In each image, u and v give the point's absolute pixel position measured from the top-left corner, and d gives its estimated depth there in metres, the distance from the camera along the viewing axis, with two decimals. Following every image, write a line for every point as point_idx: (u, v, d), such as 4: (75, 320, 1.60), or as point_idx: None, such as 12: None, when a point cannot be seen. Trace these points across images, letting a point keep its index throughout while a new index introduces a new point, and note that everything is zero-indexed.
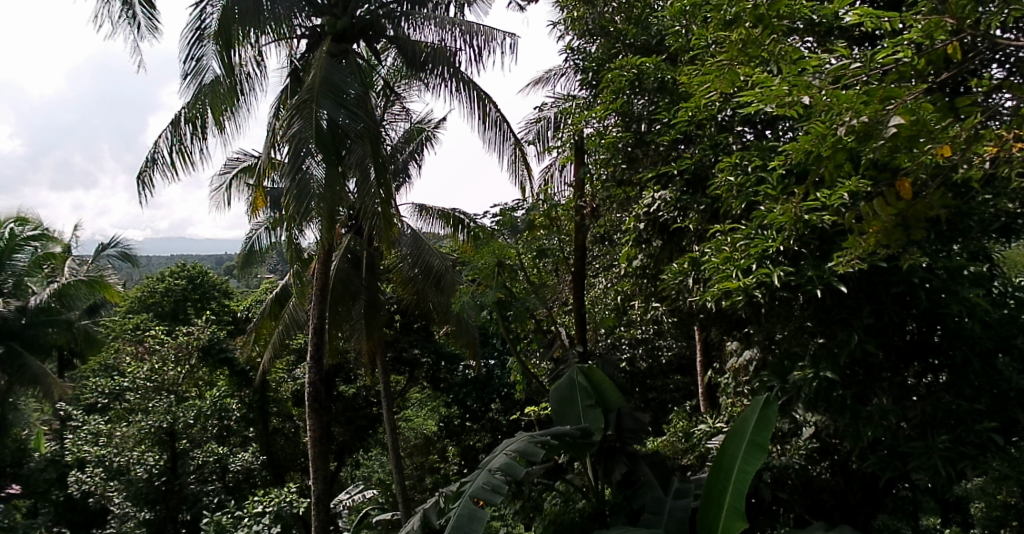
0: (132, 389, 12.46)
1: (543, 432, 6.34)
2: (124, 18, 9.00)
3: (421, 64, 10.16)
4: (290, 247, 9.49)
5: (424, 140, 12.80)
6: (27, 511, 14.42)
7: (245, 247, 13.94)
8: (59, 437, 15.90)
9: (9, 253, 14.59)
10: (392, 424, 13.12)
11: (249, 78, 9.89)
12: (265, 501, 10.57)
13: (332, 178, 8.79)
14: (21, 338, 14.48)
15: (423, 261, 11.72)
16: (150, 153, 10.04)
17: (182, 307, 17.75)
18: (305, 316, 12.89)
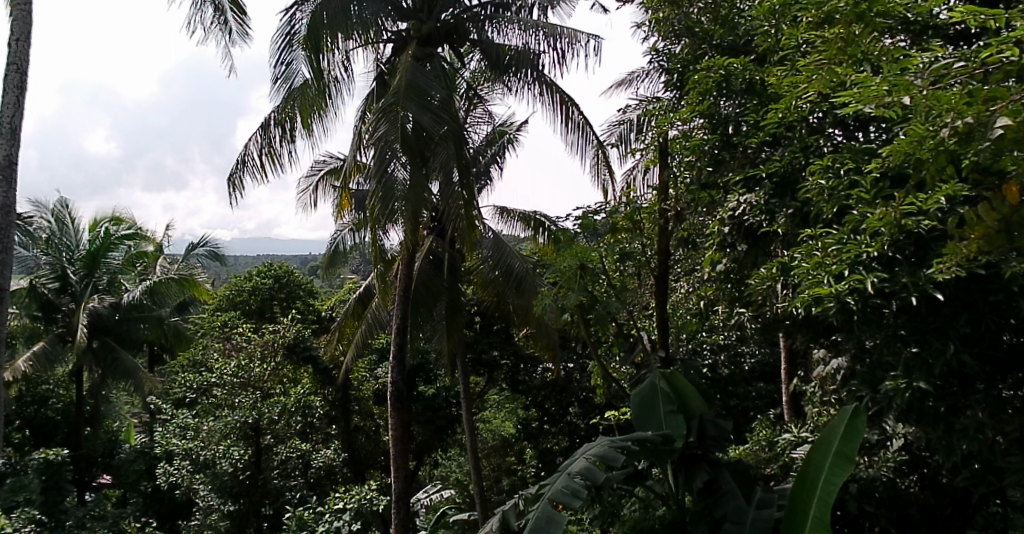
0: (219, 385, 13.01)
1: (622, 437, 6.31)
2: (216, 23, 9.42)
3: (505, 66, 10.24)
4: (375, 247, 9.72)
5: (505, 143, 12.92)
6: (118, 500, 15.15)
7: (330, 247, 14.36)
8: (147, 430, 17.00)
9: (103, 252, 15.22)
10: (470, 425, 13.11)
11: (337, 82, 10.19)
12: (345, 498, 10.82)
13: (417, 180, 8.98)
14: (114, 333, 15.40)
15: (504, 264, 11.81)
16: (240, 155, 10.46)
17: (269, 306, 18.38)
18: (387, 316, 13.12)
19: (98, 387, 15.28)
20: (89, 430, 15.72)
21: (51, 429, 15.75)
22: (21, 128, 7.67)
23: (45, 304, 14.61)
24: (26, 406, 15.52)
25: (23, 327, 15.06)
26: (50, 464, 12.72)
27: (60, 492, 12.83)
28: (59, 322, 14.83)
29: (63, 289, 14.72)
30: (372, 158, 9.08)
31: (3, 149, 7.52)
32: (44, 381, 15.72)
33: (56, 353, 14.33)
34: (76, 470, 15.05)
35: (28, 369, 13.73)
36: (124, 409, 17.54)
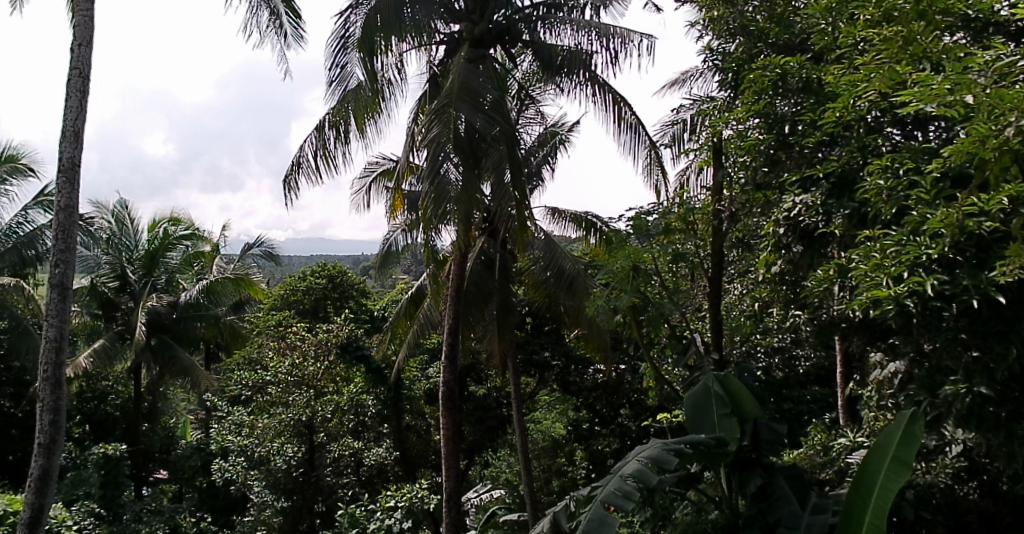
0: (273, 383, 13.37)
1: (676, 439, 6.28)
2: (273, 27, 9.67)
3: (557, 67, 10.28)
4: (427, 248, 9.86)
5: (557, 144, 12.94)
6: (175, 494, 15.61)
7: (383, 248, 14.58)
8: (203, 427, 17.40)
9: (163, 252, 15.76)
10: (521, 426, 13.13)
11: (389, 84, 10.33)
12: (397, 496, 11.00)
13: (470, 182, 9.07)
14: (172, 331, 15.80)
15: (555, 264, 11.83)
16: (296, 157, 10.70)
17: (322, 305, 18.73)
18: (438, 316, 13.23)
19: (156, 384, 15.90)
20: (148, 425, 16.37)
21: (110, 424, 16.43)
22: (84, 132, 8.01)
23: (104, 302, 15.24)
24: (87, 401, 16.01)
25: (84, 325, 15.73)
26: (109, 458, 13.27)
27: (118, 486, 13.37)
28: (118, 321, 15.41)
29: (121, 288, 15.34)
30: (425, 160, 9.18)
31: (67, 151, 7.86)
32: (103, 378, 16.16)
33: (115, 349, 14.80)
34: (134, 466, 15.56)
35: (88, 365, 14.13)
36: (179, 407, 18.06)
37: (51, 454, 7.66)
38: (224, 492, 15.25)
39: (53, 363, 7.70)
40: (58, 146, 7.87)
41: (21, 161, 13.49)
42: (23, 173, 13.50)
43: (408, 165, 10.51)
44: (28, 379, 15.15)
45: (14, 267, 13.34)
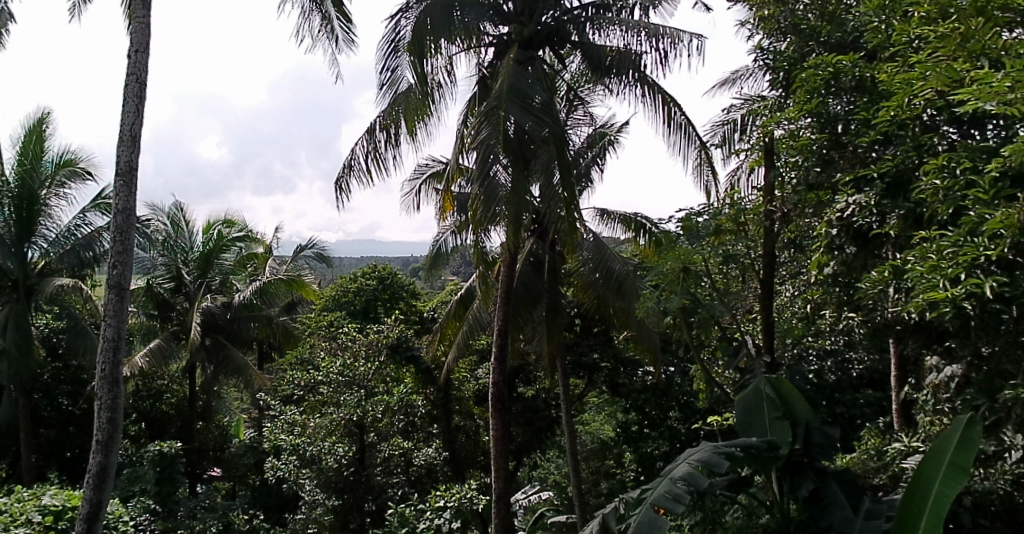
0: (326, 382, 13.66)
1: (727, 443, 6.25)
2: (324, 32, 9.88)
3: (606, 68, 10.28)
4: (477, 249, 9.95)
5: (606, 145, 12.91)
6: (228, 492, 15.91)
7: (433, 249, 14.73)
8: (256, 426, 17.78)
9: (217, 253, 16.11)
10: (570, 427, 13.12)
11: (439, 86, 10.45)
12: (447, 496, 11.11)
13: (520, 183, 9.16)
14: (226, 331, 16.21)
15: (604, 266, 11.81)
16: (347, 159, 10.89)
17: (372, 306, 19.04)
18: (488, 317, 13.31)
19: (209, 383, 16.23)
20: (202, 424, 16.84)
21: (165, 422, 16.94)
22: (140, 136, 8.28)
23: (160, 302, 15.68)
24: (143, 400, 16.60)
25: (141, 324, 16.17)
26: (164, 456, 13.37)
27: (174, 483, 13.56)
28: (173, 321, 15.90)
29: (177, 289, 15.85)
30: (475, 162, 9.31)
31: (125, 155, 8.14)
32: (159, 377, 16.73)
33: (170, 349, 15.05)
34: (189, 463, 15.99)
35: (145, 365, 14.44)
36: (230, 406, 18.55)
37: (108, 452, 7.93)
38: (274, 489, 15.43)
39: (111, 362, 7.96)
40: (116, 150, 8.16)
41: (80, 165, 13.95)
42: (81, 176, 13.96)
43: (457, 167, 10.62)
44: (85, 377, 15.64)
45: (73, 268, 13.85)
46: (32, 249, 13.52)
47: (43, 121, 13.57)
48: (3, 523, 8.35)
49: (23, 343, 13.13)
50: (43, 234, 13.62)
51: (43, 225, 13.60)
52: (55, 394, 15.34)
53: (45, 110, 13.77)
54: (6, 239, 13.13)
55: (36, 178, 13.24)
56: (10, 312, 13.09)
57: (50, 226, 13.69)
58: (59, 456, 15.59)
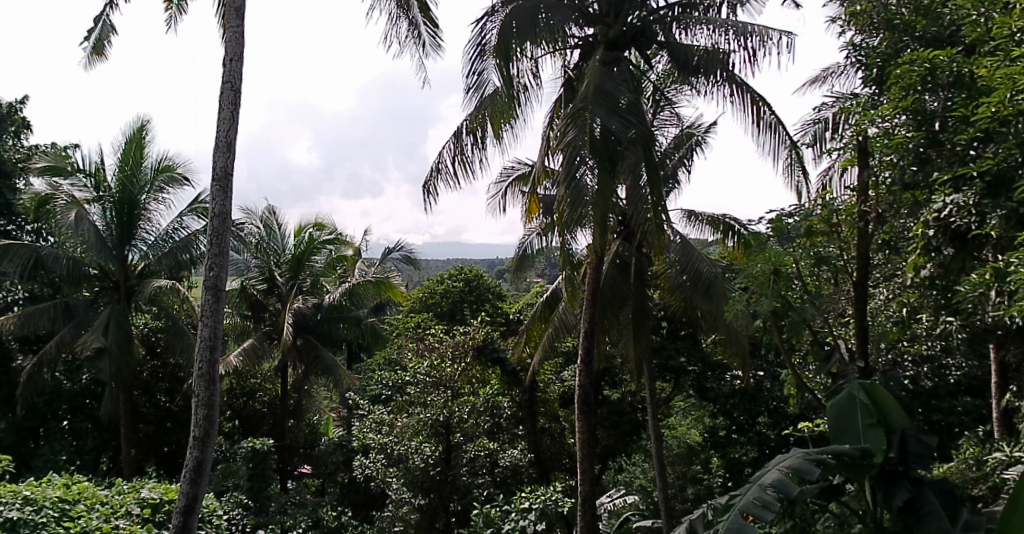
0: (413, 382, 14.01)
1: (819, 450, 6.14)
2: (412, 38, 10.15)
3: (694, 68, 10.19)
4: (563, 251, 10.06)
5: (693, 145, 12.77)
6: (318, 488, 16.48)
7: (518, 251, 14.88)
8: (345, 425, 18.35)
9: (308, 255, 16.79)
10: (656, 432, 13.01)
11: (525, 89, 10.59)
12: (532, 498, 11.20)
13: (607, 185, 9.17)
14: (317, 331, 16.79)
15: (692, 268, 11.68)
16: (434, 163, 11.16)
17: (459, 308, 19.36)
18: (573, 319, 13.28)
19: (301, 382, 16.84)
20: (293, 421, 17.51)
21: (259, 419, 17.72)
22: (235, 142, 8.72)
23: (254, 303, 16.42)
24: (237, 398, 17.47)
25: (235, 326, 16.89)
26: (257, 452, 14.02)
27: (266, 479, 14.21)
28: (265, 321, 16.43)
29: (270, 290, 16.56)
30: (561, 164, 9.38)
31: (220, 161, 8.60)
32: (251, 376, 17.48)
33: (263, 349, 15.70)
34: (281, 459, 16.62)
35: (239, 363, 15.08)
36: (322, 403, 19.21)
37: (204, 447, 8.33)
38: (364, 487, 15.90)
39: (208, 361, 8.40)
40: (213, 156, 8.63)
41: (177, 170, 14.69)
42: (178, 181, 14.72)
43: (543, 169, 10.72)
44: (181, 376, 16.49)
45: (172, 269, 14.68)
46: (133, 251, 14.48)
47: (143, 129, 14.43)
48: (105, 514, 9.01)
49: (124, 342, 13.95)
50: (143, 237, 14.52)
51: (143, 229, 14.51)
52: (153, 391, 16.31)
53: (146, 119, 14.64)
54: (109, 242, 14.15)
55: (134, 183, 14.14)
56: (112, 312, 13.93)
57: (149, 229, 14.56)
58: (157, 451, 16.56)
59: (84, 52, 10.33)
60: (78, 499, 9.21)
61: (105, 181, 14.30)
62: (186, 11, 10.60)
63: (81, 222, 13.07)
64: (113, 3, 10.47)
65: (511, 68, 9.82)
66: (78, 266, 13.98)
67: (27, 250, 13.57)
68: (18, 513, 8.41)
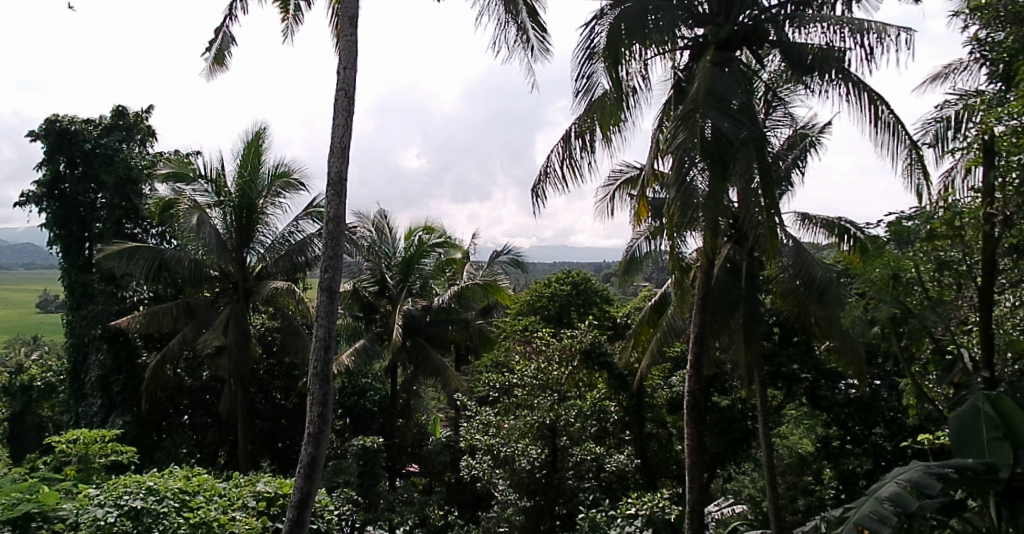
0: (520, 385, 14.27)
1: (940, 463, 5.86)
2: (522, 43, 10.28)
3: (808, 67, 9.88)
4: (672, 256, 9.92)
5: (807, 146, 12.36)
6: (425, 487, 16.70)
7: (625, 254, 14.78)
8: (452, 425, 18.72)
9: (417, 258, 17.22)
10: (767, 440, 12.63)
11: (634, 91, 10.53)
12: (638, 504, 11.12)
13: (718, 188, 9.03)
14: (426, 333, 17.16)
15: (805, 273, 11.30)
16: (543, 167, 11.26)
17: (566, 311, 19.46)
18: (682, 323, 13.06)
19: (410, 382, 17.30)
20: (402, 421, 17.95)
21: (370, 418, 18.36)
22: (348, 148, 9.09)
23: (365, 305, 17.12)
24: (349, 396, 18.15)
25: (347, 326, 17.53)
26: (367, 450, 14.53)
27: (376, 477, 14.64)
28: (377, 322, 17.14)
29: (381, 292, 17.12)
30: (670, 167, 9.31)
31: (335, 166, 8.96)
32: (363, 376, 18.17)
33: (373, 350, 16.26)
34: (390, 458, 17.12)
35: (351, 363, 15.67)
36: (430, 404, 19.74)
37: (318, 443, 8.71)
38: (470, 488, 16.02)
39: (321, 360, 8.78)
40: (328, 161, 9.00)
41: (293, 176, 15.46)
42: (294, 187, 15.47)
43: (653, 171, 10.65)
44: (295, 374, 17.25)
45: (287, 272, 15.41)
46: (251, 253, 15.22)
47: (262, 136, 15.22)
48: (222, 506, 9.53)
49: (243, 341, 14.77)
50: (262, 240, 15.30)
51: (260, 232, 15.27)
52: (269, 388, 17.16)
53: (264, 126, 15.46)
54: (229, 245, 14.97)
55: (253, 189, 14.95)
56: (232, 311, 14.77)
57: (267, 233, 15.32)
58: (272, 447, 17.40)
59: (206, 61, 11.02)
60: (199, 491, 9.84)
61: (225, 187, 15.23)
62: (301, 21, 11.13)
63: (202, 226, 13.93)
64: (233, 15, 11.12)
65: (620, 71, 9.80)
66: (198, 268, 14.86)
67: (152, 252, 14.56)
68: (142, 503, 9.17)
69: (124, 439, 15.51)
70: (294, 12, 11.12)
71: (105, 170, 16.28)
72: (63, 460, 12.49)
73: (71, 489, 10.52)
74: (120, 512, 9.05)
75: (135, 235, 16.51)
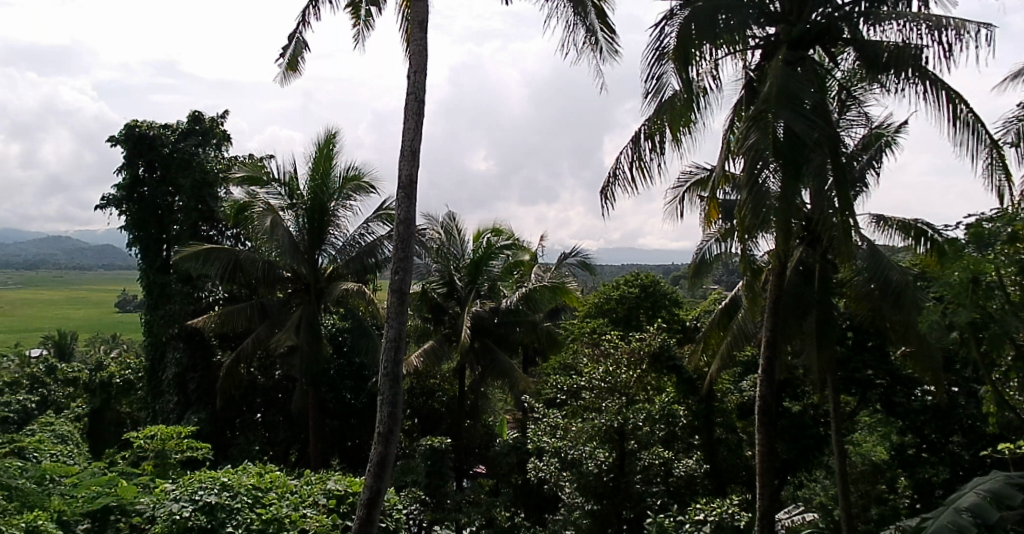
0: (588, 388, 14.19)
1: (1020, 474, 6.06)
2: (591, 45, 10.20)
3: (883, 65, 9.52)
4: (743, 258, 9.67)
5: (883, 146, 11.91)
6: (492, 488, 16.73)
7: (696, 257, 14.49)
8: (519, 427, 18.68)
9: (486, 260, 17.28)
10: (839, 447, 12.19)
11: (705, 92, 10.34)
12: (707, 509, 10.91)
13: (791, 190, 8.78)
14: (494, 334, 17.19)
15: (880, 276, 10.84)
16: (612, 169, 11.16)
17: (635, 314, 19.28)
18: (753, 328, 12.78)
19: (478, 384, 17.36)
20: (471, 421, 18.09)
21: (438, 418, 18.50)
22: (419, 151, 9.17)
23: (435, 306, 17.22)
24: (418, 397, 18.34)
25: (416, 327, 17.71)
26: (435, 450, 14.65)
27: (443, 477, 14.73)
28: (445, 323, 17.28)
29: (450, 294, 17.22)
30: (741, 168, 9.08)
31: (406, 169, 9.05)
32: (432, 377, 18.36)
33: (442, 350, 16.36)
34: (457, 458, 17.23)
35: (420, 363, 15.83)
36: (498, 405, 19.95)
37: (387, 443, 8.80)
38: (538, 490, 16.25)
39: (392, 361, 8.86)
40: (398, 165, 9.10)
41: (364, 179, 15.72)
42: (365, 190, 15.73)
43: (724, 173, 10.41)
44: (365, 374, 17.43)
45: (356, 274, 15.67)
46: (323, 255, 15.51)
47: (334, 141, 15.56)
48: (294, 502, 9.73)
49: (314, 341, 15.08)
50: (333, 243, 15.56)
51: (332, 234, 15.55)
52: (340, 388, 17.37)
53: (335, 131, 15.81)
54: (301, 247, 15.30)
55: (325, 192, 15.32)
56: (304, 312, 15.11)
57: (338, 235, 15.58)
58: (342, 446, 17.69)
59: (280, 67, 11.29)
60: (271, 487, 10.06)
61: (297, 189, 15.54)
62: (372, 27, 11.31)
63: (276, 228, 14.29)
64: (306, 21, 11.36)
65: (690, 71, 9.64)
66: (271, 269, 15.24)
67: (227, 254, 15.00)
68: (216, 498, 9.33)
69: (199, 435, 16.01)
70: (365, 18, 11.30)
71: (182, 174, 16.81)
72: (141, 455, 13.00)
73: (149, 484, 10.84)
74: (195, 507, 9.24)
75: (212, 237, 17.06)
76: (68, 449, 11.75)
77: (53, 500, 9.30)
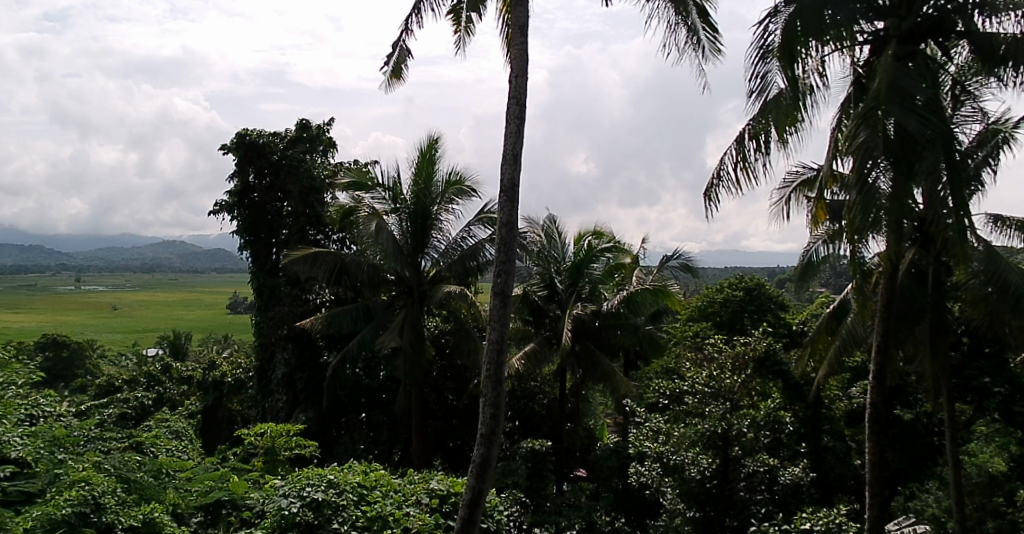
0: (692, 392, 13.88)
1: None
2: (692, 44, 9.89)
3: (1000, 58, 8.89)
4: (852, 261, 9.14)
5: (1001, 142, 11.07)
6: (593, 492, 16.50)
7: (803, 259, 13.84)
8: (620, 431, 18.37)
9: (587, 263, 17.12)
10: (954, 458, 11.37)
11: (812, 90, 9.85)
12: (813, 518, 10.38)
13: (904, 189, 8.25)
14: (594, 337, 16.99)
15: (999, 278, 10.02)
16: (716, 170, 10.79)
17: (739, 318, 18.59)
18: (863, 332, 12.09)
19: (579, 388, 17.20)
20: (572, 425, 17.92)
21: (538, 421, 18.35)
22: (520, 154, 9.10)
23: (536, 309, 17.15)
24: (519, 399, 18.46)
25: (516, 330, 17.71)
26: (535, 453, 14.54)
27: (543, 479, 14.65)
28: (546, 326, 17.20)
29: (551, 297, 17.13)
30: (849, 167, 8.58)
31: (508, 173, 9.00)
32: (532, 379, 18.45)
33: (543, 353, 16.29)
34: (557, 462, 17.12)
35: (521, 366, 15.81)
36: (598, 409, 19.68)
37: (489, 445, 8.77)
38: (638, 495, 15.74)
39: (495, 363, 8.82)
40: (500, 169, 9.07)
41: (465, 183, 15.84)
42: (466, 194, 15.84)
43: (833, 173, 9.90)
44: (466, 375, 17.72)
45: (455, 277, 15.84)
46: (426, 258, 15.70)
47: (434, 147, 15.76)
48: (397, 501, 9.84)
49: (417, 342, 15.30)
50: (436, 246, 15.69)
51: (434, 238, 15.67)
52: (442, 390, 17.67)
53: (435, 137, 16.03)
54: (405, 251, 15.51)
55: (427, 195, 15.57)
56: (406, 314, 15.34)
57: (441, 239, 15.69)
58: (444, 446, 17.86)
59: (384, 75, 11.50)
60: (375, 485, 10.20)
61: (400, 194, 15.83)
62: (471, 32, 11.35)
63: (380, 231, 14.60)
64: (409, 30, 11.53)
65: (798, 68, 9.20)
66: (375, 273, 15.51)
67: (333, 257, 15.43)
68: (322, 495, 9.53)
69: (306, 433, 16.54)
70: (466, 23, 11.37)
71: (290, 181, 17.39)
72: (251, 451, 13.46)
73: (258, 479, 11.17)
74: (303, 503, 9.44)
75: (319, 241, 17.64)
76: (181, 444, 12.28)
77: (169, 492, 9.63)
